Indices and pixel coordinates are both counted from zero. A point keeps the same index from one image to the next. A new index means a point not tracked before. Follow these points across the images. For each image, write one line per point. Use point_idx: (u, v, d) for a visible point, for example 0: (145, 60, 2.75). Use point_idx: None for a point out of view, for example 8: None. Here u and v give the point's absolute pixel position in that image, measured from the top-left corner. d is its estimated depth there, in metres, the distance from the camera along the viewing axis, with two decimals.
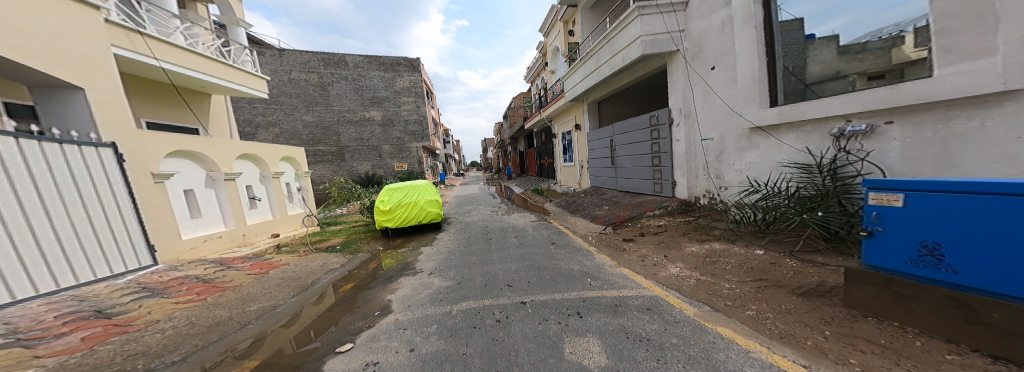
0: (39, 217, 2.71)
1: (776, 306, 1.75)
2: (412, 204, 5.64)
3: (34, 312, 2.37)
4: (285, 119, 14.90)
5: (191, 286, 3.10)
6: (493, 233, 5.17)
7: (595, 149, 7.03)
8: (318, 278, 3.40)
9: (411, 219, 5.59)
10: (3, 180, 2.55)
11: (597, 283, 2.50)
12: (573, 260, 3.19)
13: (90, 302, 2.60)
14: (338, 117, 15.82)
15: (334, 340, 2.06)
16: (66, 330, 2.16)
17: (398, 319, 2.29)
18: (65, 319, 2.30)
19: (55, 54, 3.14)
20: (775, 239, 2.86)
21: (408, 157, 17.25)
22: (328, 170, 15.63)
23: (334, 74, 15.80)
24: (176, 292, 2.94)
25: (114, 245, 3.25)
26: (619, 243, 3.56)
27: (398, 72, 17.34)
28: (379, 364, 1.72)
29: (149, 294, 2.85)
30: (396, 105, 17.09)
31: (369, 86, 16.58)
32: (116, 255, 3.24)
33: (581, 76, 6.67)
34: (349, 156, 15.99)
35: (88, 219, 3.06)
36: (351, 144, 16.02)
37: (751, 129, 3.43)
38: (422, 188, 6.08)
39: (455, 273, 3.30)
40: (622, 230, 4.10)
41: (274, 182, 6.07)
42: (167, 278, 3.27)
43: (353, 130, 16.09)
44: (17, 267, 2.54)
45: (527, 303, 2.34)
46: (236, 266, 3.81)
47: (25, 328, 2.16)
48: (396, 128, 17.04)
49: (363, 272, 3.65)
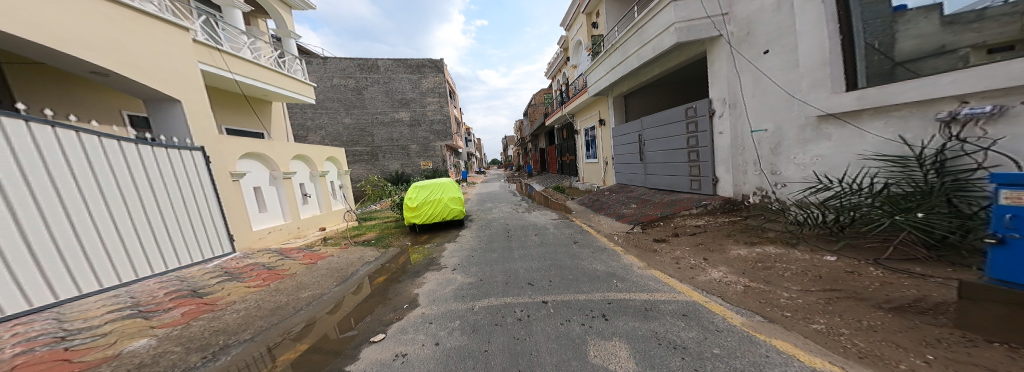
0: (151, 210, 3.09)
1: (855, 322, 1.56)
2: (436, 201, 5.75)
3: (150, 289, 2.73)
4: (330, 123, 15.91)
5: (258, 273, 3.34)
6: (515, 231, 5.17)
7: (623, 144, 6.80)
8: (356, 270, 3.55)
9: (435, 216, 5.70)
10: (125, 178, 2.92)
11: (620, 285, 2.41)
12: (596, 260, 3.11)
13: (188, 283, 2.94)
14: (371, 119, 16.54)
15: (369, 330, 2.14)
16: (172, 305, 2.44)
17: (424, 313, 2.34)
18: (171, 296, 2.61)
19: (159, 72, 3.52)
20: (853, 244, 2.57)
21: (433, 156, 17.62)
22: (364, 169, 16.39)
23: (368, 78, 16.49)
24: (248, 276, 3.19)
25: (204, 234, 3.64)
26: (648, 244, 3.42)
27: (423, 74, 17.74)
28: (407, 356, 1.76)
29: (229, 278, 3.13)
30: (422, 105, 17.51)
31: (398, 89, 17.14)
32: (205, 242, 3.62)
33: (605, 70, 6.49)
34: (381, 155, 16.69)
35: (185, 211, 3.43)
36: (383, 144, 16.70)
37: (821, 117, 3.11)
38: (446, 186, 6.19)
39: (477, 270, 3.32)
40: (652, 230, 3.94)
41: (321, 180, 6.40)
42: (242, 265, 3.59)
43: (385, 131, 16.74)
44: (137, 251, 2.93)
45: (548, 302, 2.31)
46: (292, 256, 4.08)
47: (145, 301, 2.48)
48: (422, 128, 17.46)
49: (393, 266, 3.78)
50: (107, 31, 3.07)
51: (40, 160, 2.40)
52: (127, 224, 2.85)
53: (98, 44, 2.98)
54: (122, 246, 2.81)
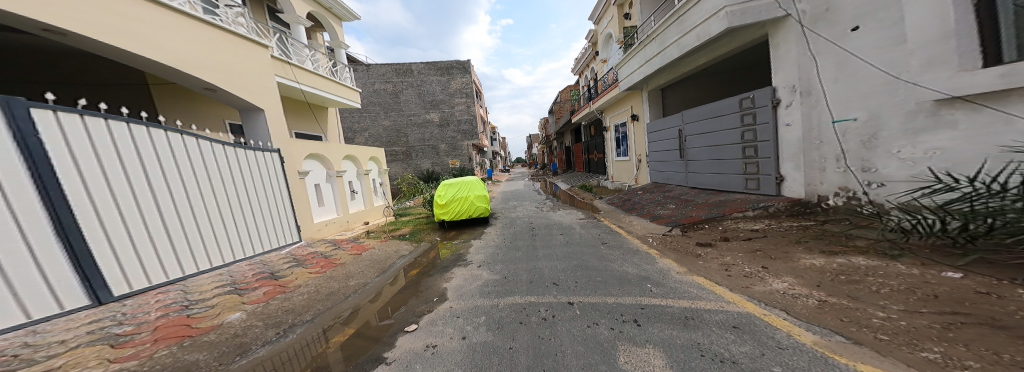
0: (243, 203, 3.69)
1: (984, 354, 1.20)
2: (463, 199, 5.84)
3: (243, 270, 3.30)
4: (371, 126, 17.09)
5: (318, 260, 3.73)
6: (539, 230, 5.11)
7: (661, 140, 6.43)
8: (393, 262, 3.71)
9: (463, 213, 5.80)
10: (224, 176, 3.51)
11: (654, 291, 2.26)
12: (627, 263, 2.99)
13: (270, 265, 3.47)
14: (406, 120, 17.39)
15: (404, 320, 2.20)
16: (257, 285, 2.88)
17: (452, 307, 2.36)
18: (257, 277, 3.09)
19: (250, 86, 4.18)
20: (989, 260, 1.96)
21: (461, 155, 17.99)
22: (400, 168, 17.29)
23: (404, 82, 17.38)
24: (310, 263, 3.58)
25: (280, 224, 4.25)
26: (691, 249, 3.20)
27: (452, 75, 18.14)
28: (437, 347, 1.79)
29: (297, 263, 3.57)
30: (451, 106, 17.90)
31: (430, 91, 17.73)
32: (280, 231, 4.23)
33: (639, 63, 6.26)
34: (414, 154, 17.47)
35: (266, 204, 4.03)
36: (416, 144, 17.46)
37: (940, 101, 2.48)
38: (473, 185, 6.28)
39: (502, 268, 3.31)
40: (694, 234, 3.68)
41: (366, 179, 6.78)
42: (307, 252, 4.10)
43: (418, 132, 17.47)
44: (233, 237, 3.53)
45: (574, 304, 2.24)
46: (342, 246, 4.48)
47: (240, 280, 2.99)
48: (450, 128, 17.86)
49: (425, 260, 3.89)
50: (215, 54, 3.75)
51: (167, 160, 2.96)
52: (225, 215, 3.45)
53: (211, 65, 3.67)
54: (223, 233, 3.41)
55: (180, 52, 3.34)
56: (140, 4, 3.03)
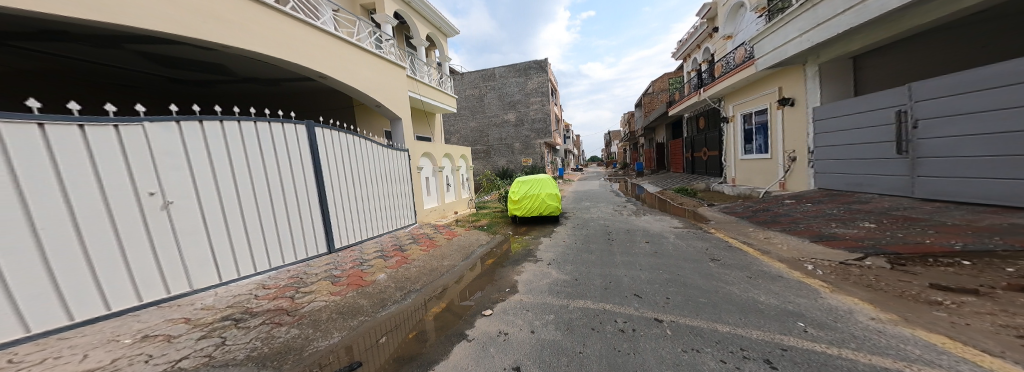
0: (390, 190, 5.05)
1: None
2: (534, 196, 5.75)
3: (388, 240, 4.57)
4: (459, 127, 18.87)
5: (424, 240, 4.75)
6: (615, 234, 4.70)
7: (855, 130, 4.68)
8: (474, 250, 4.20)
9: (534, 210, 5.73)
10: (383, 171, 4.89)
11: (815, 334, 1.65)
12: (739, 287, 2.44)
13: (402, 239, 4.69)
14: (486, 121, 18.51)
15: (482, 303, 2.49)
16: (394, 254, 3.93)
17: (522, 299, 2.47)
18: (396, 247, 4.26)
19: (397, 101, 5.67)
20: None
21: (533, 153, 18.06)
22: (480, 165, 18.61)
23: (487, 86, 18.57)
24: (422, 241, 4.61)
25: (407, 208, 5.60)
26: (926, 291, 1.96)
27: (529, 75, 18.29)
28: (508, 335, 1.93)
29: (415, 240, 4.67)
30: (527, 106, 18.12)
31: (509, 92, 18.42)
32: (406, 213, 5.58)
33: (802, 29, 5.03)
34: (493, 153, 18.50)
35: (401, 193, 5.39)
36: (495, 143, 18.46)
37: None
38: (544, 182, 6.14)
39: (573, 268, 3.18)
40: (929, 269, 2.29)
41: (458, 173, 7.78)
42: (421, 232, 5.27)
43: (497, 132, 18.42)
44: (384, 215, 4.89)
45: (662, 321, 1.96)
46: (442, 230, 5.47)
47: (388, 247, 4.20)
48: (525, 127, 18.14)
49: (498, 251, 4.16)
50: (380, 79, 5.26)
51: (359, 159, 4.35)
52: (381, 199, 4.82)
53: (379, 88, 5.17)
54: (380, 212, 4.77)
55: (364, 81, 4.83)
56: (350, 48, 4.58)
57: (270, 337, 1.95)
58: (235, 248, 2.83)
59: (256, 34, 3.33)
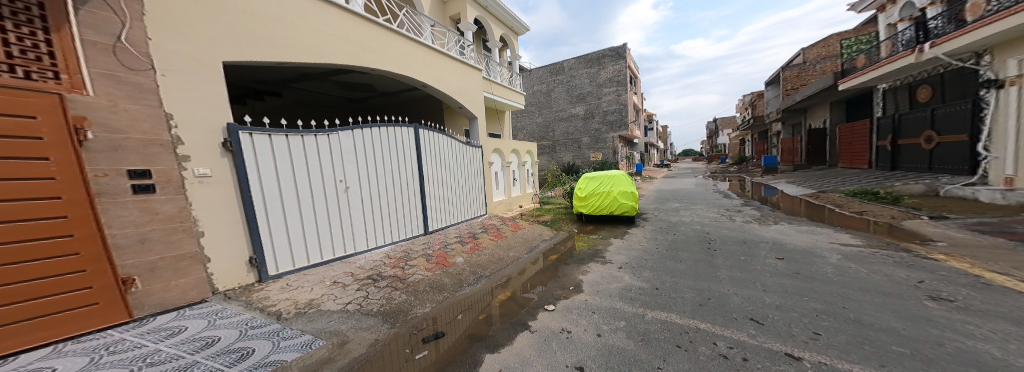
0: (471, 181, 5.50)
1: None
2: (605, 194, 5.11)
3: (471, 226, 4.98)
4: (524, 123, 18.79)
5: (495, 229, 4.89)
6: (707, 241, 3.95)
7: None
8: (537, 245, 4.22)
9: (604, 209, 5.09)
10: (466, 163, 5.34)
11: None
12: (938, 330, 1.68)
13: (482, 226, 5.06)
14: (553, 116, 17.91)
15: (545, 298, 2.45)
16: (475, 239, 4.26)
17: (587, 300, 2.35)
18: (478, 232, 4.61)
19: (475, 101, 6.00)
20: None
21: (604, 148, 16.67)
22: (544, 161, 18.32)
23: (555, 80, 17.90)
24: (498, 229, 4.85)
25: (484, 197, 6.01)
26: None
27: (603, 65, 16.74)
28: (570, 334, 1.86)
29: (492, 227, 4.95)
30: (599, 97, 16.77)
31: (578, 85, 17.32)
32: (484, 202, 5.98)
33: None
34: (558, 148, 17.91)
35: (479, 183, 5.82)
36: (561, 138, 17.80)
37: None
38: (618, 179, 5.38)
39: (650, 275, 2.81)
40: None
41: (523, 168, 7.59)
42: (497, 220, 5.56)
43: (564, 126, 17.68)
44: (465, 203, 5.35)
45: (799, 359, 1.46)
46: (512, 221, 5.53)
47: (471, 232, 4.59)
48: (596, 119, 16.87)
49: (562, 248, 4.01)
50: (462, 81, 5.64)
51: (447, 151, 4.85)
52: (463, 188, 5.28)
53: (462, 90, 5.55)
54: (462, 200, 5.25)
55: (455, 87, 5.38)
56: (441, 57, 5.02)
57: (390, 297, 2.48)
58: (380, 223, 3.69)
59: (379, 54, 3.85)
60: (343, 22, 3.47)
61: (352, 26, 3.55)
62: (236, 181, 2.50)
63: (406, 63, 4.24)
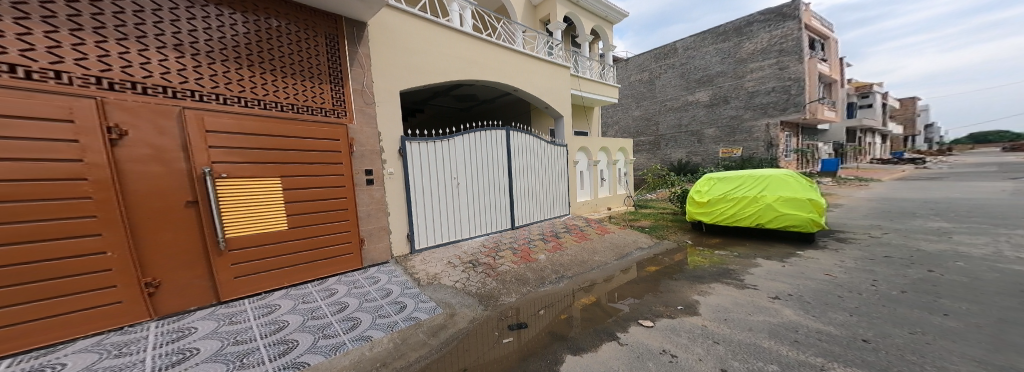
0: (548, 181, 6.50)
1: None
2: (745, 202, 5.08)
3: (548, 227, 5.95)
4: (620, 118, 18.76)
5: (578, 231, 5.75)
6: (845, 271, 3.57)
7: None
8: (631, 253, 4.94)
9: (744, 218, 5.11)
10: (544, 165, 6.40)
11: None
12: None
13: (558, 226, 5.97)
14: (660, 106, 17.07)
15: (641, 313, 2.83)
16: (557, 240, 5.13)
17: (705, 325, 2.53)
18: (554, 232, 5.54)
19: (559, 99, 7.11)
20: None
21: (742, 141, 14.79)
22: (643, 158, 17.87)
23: (661, 66, 16.98)
24: (577, 232, 5.63)
25: (561, 199, 6.89)
26: None
27: (746, 35, 14.44)
28: (673, 356, 2.13)
29: (568, 229, 5.77)
30: (737, 78, 14.75)
31: (702, 65, 15.74)
32: (561, 204, 6.86)
33: None
34: (663, 143, 17.07)
35: (557, 184, 6.76)
36: (669, 132, 16.89)
37: None
38: (762, 182, 5.08)
39: (836, 318, 2.51)
40: None
41: (613, 168, 8.19)
42: (573, 222, 6.36)
43: (672, 116, 16.70)
44: (542, 203, 6.42)
45: None
46: (594, 224, 6.21)
47: (549, 233, 5.53)
48: (731, 104, 14.96)
49: (667, 261, 4.43)
50: (550, 82, 6.84)
51: (529, 155, 6.05)
52: (541, 188, 6.35)
53: (549, 90, 6.78)
54: (539, 200, 6.33)
55: (540, 84, 6.56)
56: (534, 62, 6.38)
57: (484, 283, 3.60)
58: (479, 219, 5.18)
59: (488, 69, 5.39)
60: (461, 43, 5.00)
61: (467, 44, 5.06)
62: (405, 177, 4.13)
63: (504, 72, 5.70)
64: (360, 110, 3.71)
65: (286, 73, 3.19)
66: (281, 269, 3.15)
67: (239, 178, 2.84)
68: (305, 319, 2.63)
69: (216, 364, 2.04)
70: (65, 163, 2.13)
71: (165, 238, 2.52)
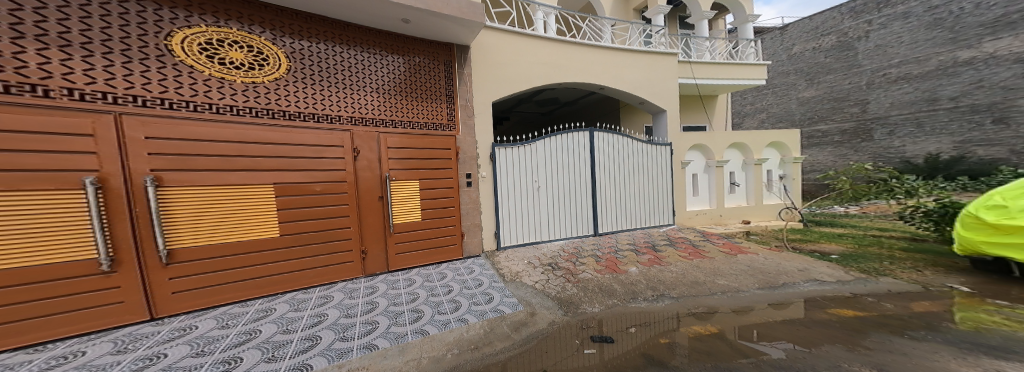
0: (644, 183, 6.53)
1: None
2: None
3: (641, 237, 6.08)
4: (774, 103, 15.69)
5: (690, 248, 5.37)
6: None
7: None
8: (794, 284, 3.76)
9: None
10: (640, 165, 6.47)
11: None
12: None
13: (652, 237, 6.05)
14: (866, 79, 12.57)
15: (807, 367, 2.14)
16: (647, 252, 5.12)
17: None
18: (646, 245, 5.56)
19: (660, 92, 7.02)
20: None
21: None
22: (830, 155, 13.66)
23: (861, 22, 12.70)
24: (682, 247, 5.37)
25: (663, 209, 6.82)
26: None
27: None
28: None
29: (670, 243, 5.67)
30: None
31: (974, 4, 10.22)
32: (661, 214, 6.79)
33: None
34: (875, 131, 12.34)
35: (656, 190, 6.71)
36: (889, 112, 12.00)
37: None
38: None
39: None
40: None
41: (754, 169, 7.45)
42: (677, 236, 6.17)
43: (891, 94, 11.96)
44: (638, 209, 6.54)
45: None
46: (714, 240, 5.78)
47: (641, 244, 5.62)
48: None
49: (871, 301, 3.20)
50: (647, 76, 6.91)
51: (623, 154, 6.28)
52: (637, 191, 6.45)
53: (646, 84, 6.89)
54: (634, 205, 6.47)
55: (625, 75, 6.66)
56: (628, 57, 6.69)
57: (563, 288, 3.75)
58: (559, 222, 5.76)
59: (576, 73, 6.12)
60: (545, 48, 5.80)
61: (549, 49, 5.83)
62: (494, 181, 5.06)
63: (595, 73, 6.33)
64: (465, 122, 4.78)
65: (423, 98, 4.42)
66: (418, 251, 4.37)
67: (401, 181, 4.17)
68: (428, 294, 3.53)
69: (381, 318, 2.96)
70: (314, 172, 3.58)
71: (370, 220, 3.99)
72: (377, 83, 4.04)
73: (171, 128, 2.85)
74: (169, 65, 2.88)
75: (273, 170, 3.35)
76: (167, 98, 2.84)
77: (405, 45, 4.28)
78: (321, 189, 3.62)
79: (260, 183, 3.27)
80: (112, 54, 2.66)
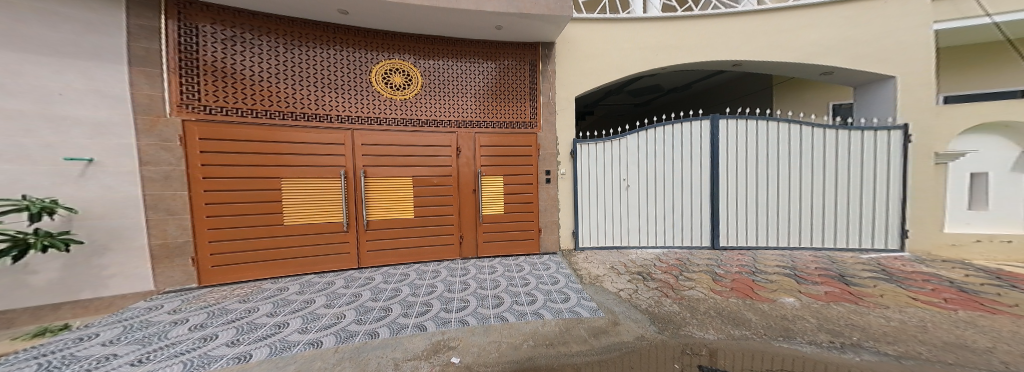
0: (829, 190, 5.87)
1: None
2: None
3: (807, 259, 5.53)
4: None
5: (959, 294, 4.02)
6: None
7: None
8: None
9: None
10: (815, 163, 5.86)
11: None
12: None
13: (837, 266, 5.15)
14: None
15: None
16: (820, 281, 4.53)
17: None
18: (823, 275, 4.78)
19: (874, 51, 5.70)
20: None
21: None
22: None
23: None
24: (917, 287, 4.26)
25: (881, 230, 5.79)
26: None
27: None
28: None
29: (886, 279, 4.58)
30: None
31: None
32: (869, 235, 5.83)
33: None
34: None
35: (865, 201, 5.80)
36: None
37: None
38: None
39: None
40: None
41: None
42: (911, 271, 4.86)
43: None
44: (826, 221, 5.92)
45: None
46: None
47: (805, 270, 4.96)
48: None
49: None
50: (812, 34, 5.83)
51: (800, 151, 5.86)
52: (807, 200, 5.94)
53: (826, 45, 5.81)
54: (815, 213, 5.93)
55: (789, 39, 5.88)
56: (789, 16, 5.88)
57: (659, 303, 3.96)
58: (657, 233, 6.22)
59: (724, 50, 5.98)
60: (645, 30, 6.02)
61: (651, 31, 6.02)
62: (574, 179, 6.10)
63: (726, 44, 5.98)
64: (548, 119, 5.95)
65: (510, 98, 5.83)
66: (500, 240, 5.87)
67: (493, 175, 5.75)
68: (446, 289, 4.44)
69: (471, 298, 4.13)
70: (437, 167, 5.48)
71: (467, 210, 5.73)
72: (470, 88, 5.64)
73: (374, 138, 5.13)
74: (345, 90, 5.03)
75: (388, 166, 5.23)
76: (254, 109, 4.57)
77: (498, 52, 5.77)
78: (436, 181, 5.49)
79: (388, 176, 5.24)
80: (231, 76, 4.47)
